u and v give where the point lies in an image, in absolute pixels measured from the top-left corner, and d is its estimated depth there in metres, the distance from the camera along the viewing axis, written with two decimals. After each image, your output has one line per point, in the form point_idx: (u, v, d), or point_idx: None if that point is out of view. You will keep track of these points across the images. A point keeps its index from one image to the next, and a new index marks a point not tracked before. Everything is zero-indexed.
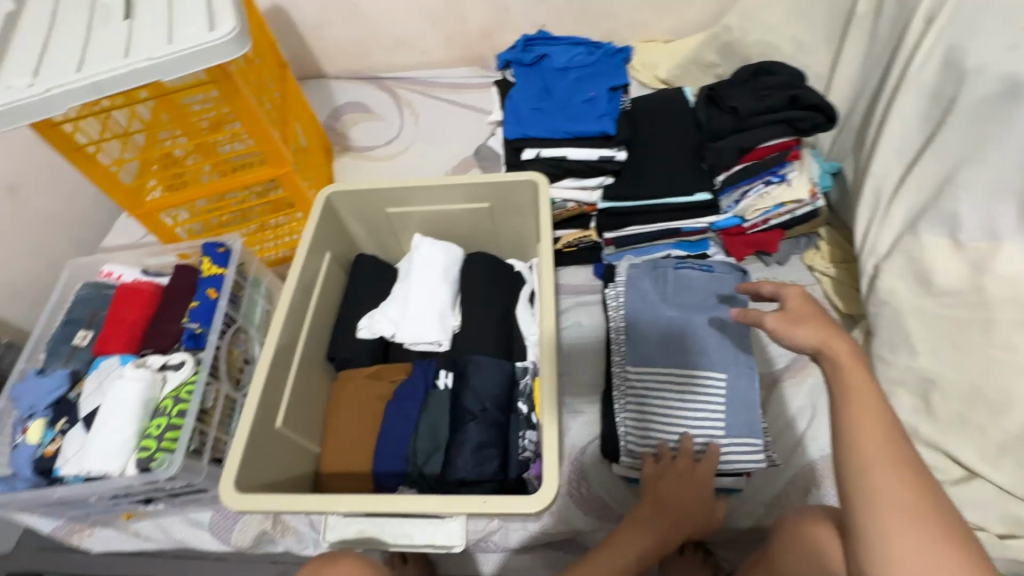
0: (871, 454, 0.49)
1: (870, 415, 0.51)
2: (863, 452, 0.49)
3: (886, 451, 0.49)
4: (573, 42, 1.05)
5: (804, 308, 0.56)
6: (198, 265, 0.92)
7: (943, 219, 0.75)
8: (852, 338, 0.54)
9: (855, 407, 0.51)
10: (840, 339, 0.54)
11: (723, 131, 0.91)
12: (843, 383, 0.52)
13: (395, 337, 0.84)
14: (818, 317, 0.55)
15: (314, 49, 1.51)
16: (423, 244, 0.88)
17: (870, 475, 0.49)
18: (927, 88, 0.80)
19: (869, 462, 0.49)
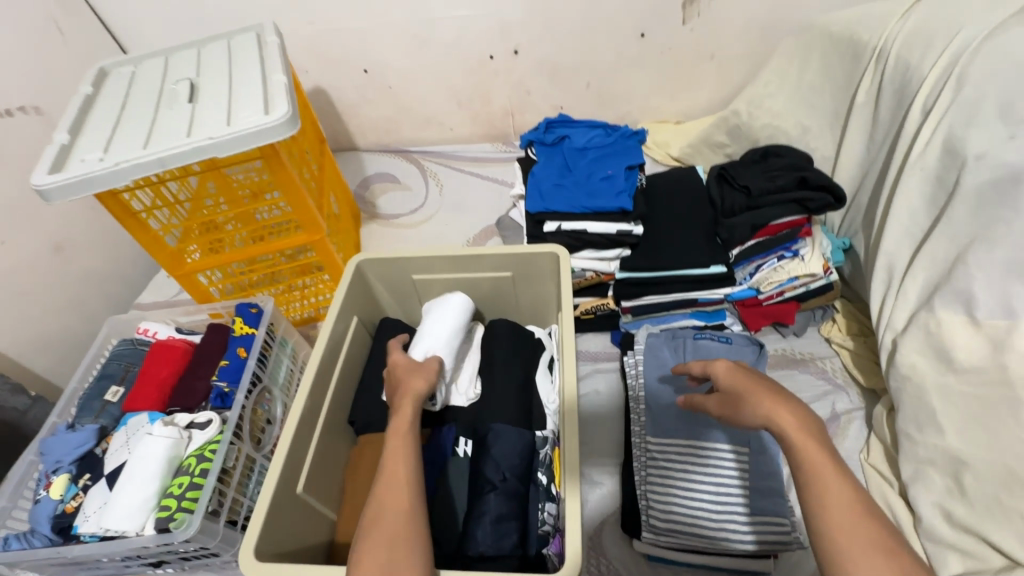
0: (833, 512, 0.51)
1: (828, 481, 0.53)
2: (832, 521, 0.51)
3: (846, 510, 0.51)
4: (591, 124, 1.14)
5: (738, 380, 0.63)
6: (230, 325, 0.96)
7: (958, 296, 0.76)
8: (796, 407, 0.58)
9: (812, 470, 0.54)
10: (783, 411, 0.57)
11: (737, 208, 0.96)
12: (797, 451, 0.55)
13: None
14: (759, 386, 0.60)
15: (350, 126, 1.64)
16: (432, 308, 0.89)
17: (835, 534, 0.51)
18: (930, 173, 0.84)
19: (839, 528, 0.50)
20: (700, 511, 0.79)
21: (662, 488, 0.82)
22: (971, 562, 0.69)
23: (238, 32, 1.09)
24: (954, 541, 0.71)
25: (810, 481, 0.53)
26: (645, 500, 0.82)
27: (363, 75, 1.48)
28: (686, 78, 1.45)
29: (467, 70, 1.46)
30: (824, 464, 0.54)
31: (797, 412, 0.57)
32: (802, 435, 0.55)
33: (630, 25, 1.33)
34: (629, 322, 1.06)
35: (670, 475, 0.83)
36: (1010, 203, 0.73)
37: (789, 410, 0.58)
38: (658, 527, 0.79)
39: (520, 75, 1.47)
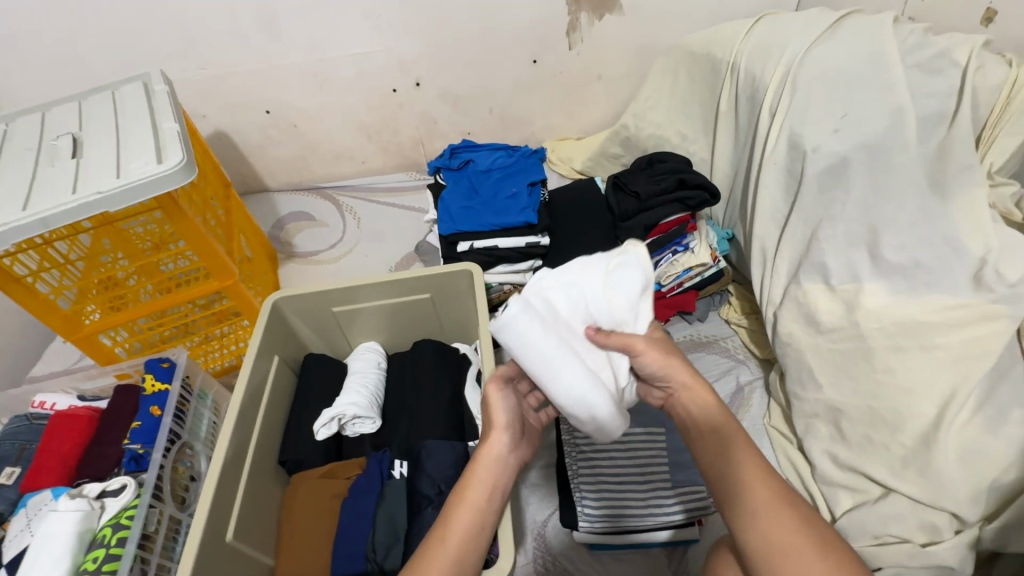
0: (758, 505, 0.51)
1: (748, 471, 0.54)
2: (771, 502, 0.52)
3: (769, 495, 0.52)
4: (494, 147, 1.21)
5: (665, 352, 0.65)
6: (140, 384, 0.91)
7: (816, 268, 0.89)
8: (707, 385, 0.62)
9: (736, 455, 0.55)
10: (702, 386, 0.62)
11: (630, 212, 1.05)
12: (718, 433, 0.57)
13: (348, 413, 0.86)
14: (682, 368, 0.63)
15: (257, 167, 1.62)
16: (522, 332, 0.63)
17: (763, 527, 0.50)
18: (782, 166, 0.97)
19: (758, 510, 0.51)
20: (631, 493, 0.86)
21: (593, 477, 0.87)
22: (858, 496, 0.80)
23: (123, 82, 1.06)
24: (842, 480, 0.81)
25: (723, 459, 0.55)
26: (579, 492, 0.85)
27: (266, 116, 1.47)
28: (579, 98, 1.56)
29: (372, 104, 1.49)
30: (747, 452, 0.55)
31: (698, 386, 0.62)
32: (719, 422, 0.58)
33: (521, 53, 1.43)
34: None
35: (599, 463, 0.88)
36: (845, 185, 0.88)
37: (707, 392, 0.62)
38: (593, 514, 0.83)
39: (425, 106, 1.52)
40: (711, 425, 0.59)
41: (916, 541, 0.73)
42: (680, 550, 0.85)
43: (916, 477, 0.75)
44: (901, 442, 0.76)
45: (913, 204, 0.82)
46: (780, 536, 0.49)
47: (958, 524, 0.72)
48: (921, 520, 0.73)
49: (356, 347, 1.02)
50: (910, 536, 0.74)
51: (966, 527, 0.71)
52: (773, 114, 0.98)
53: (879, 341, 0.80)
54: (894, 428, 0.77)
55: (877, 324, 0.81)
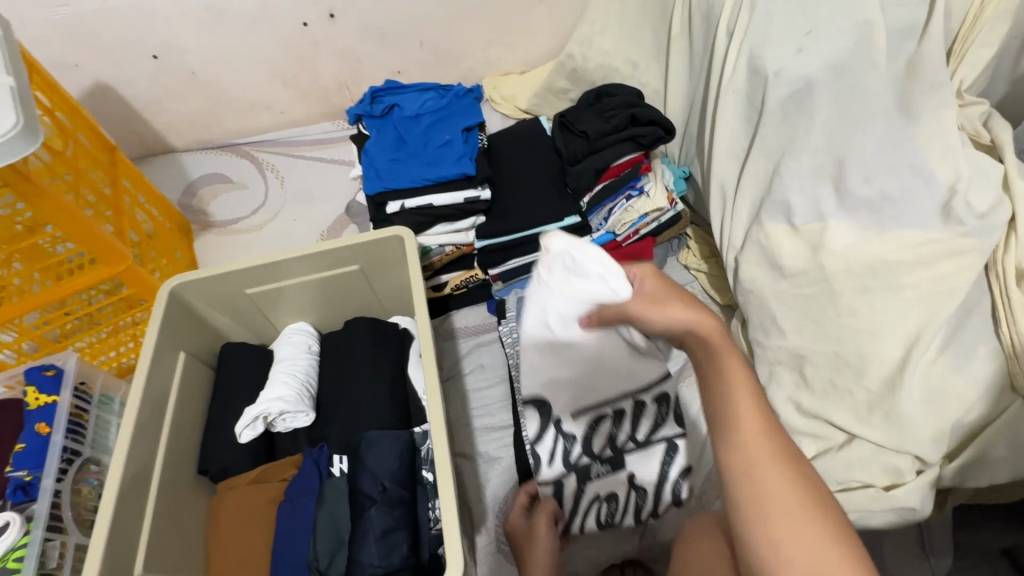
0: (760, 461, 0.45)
1: (750, 425, 0.47)
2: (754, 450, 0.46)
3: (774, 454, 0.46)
4: (423, 88, 1.05)
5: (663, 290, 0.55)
6: (22, 397, 0.79)
7: (778, 208, 0.82)
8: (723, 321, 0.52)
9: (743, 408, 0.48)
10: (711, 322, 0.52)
11: (579, 155, 0.94)
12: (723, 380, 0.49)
13: (268, 416, 0.76)
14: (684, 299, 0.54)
15: (154, 124, 1.39)
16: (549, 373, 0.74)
17: (758, 481, 0.45)
18: (742, 94, 0.87)
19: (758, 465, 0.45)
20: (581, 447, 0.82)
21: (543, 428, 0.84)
22: (820, 443, 0.77)
23: None
24: (805, 427, 0.78)
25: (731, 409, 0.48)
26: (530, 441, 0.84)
27: (152, 62, 1.24)
28: (520, 25, 1.39)
29: (280, 43, 1.28)
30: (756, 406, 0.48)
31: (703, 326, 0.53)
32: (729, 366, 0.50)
33: None
34: (501, 289, 1.02)
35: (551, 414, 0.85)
36: (809, 112, 0.78)
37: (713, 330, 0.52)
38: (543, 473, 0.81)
39: (343, 42, 1.32)
40: (716, 369, 0.50)
41: (879, 485, 0.73)
42: None
43: (880, 422, 0.72)
44: (865, 387, 0.73)
45: (880, 130, 0.74)
46: (776, 495, 0.44)
47: (919, 465, 0.71)
48: (885, 464, 0.72)
49: (282, 330, 0.90)
50: (873, 480, 0.73)
51: (927, 467, 0.71)
52: (731, 34, 0.87)
53: (844, 284, 0.75)
54: (858, 374, 0.74)
55: (842, 266, 0.76)
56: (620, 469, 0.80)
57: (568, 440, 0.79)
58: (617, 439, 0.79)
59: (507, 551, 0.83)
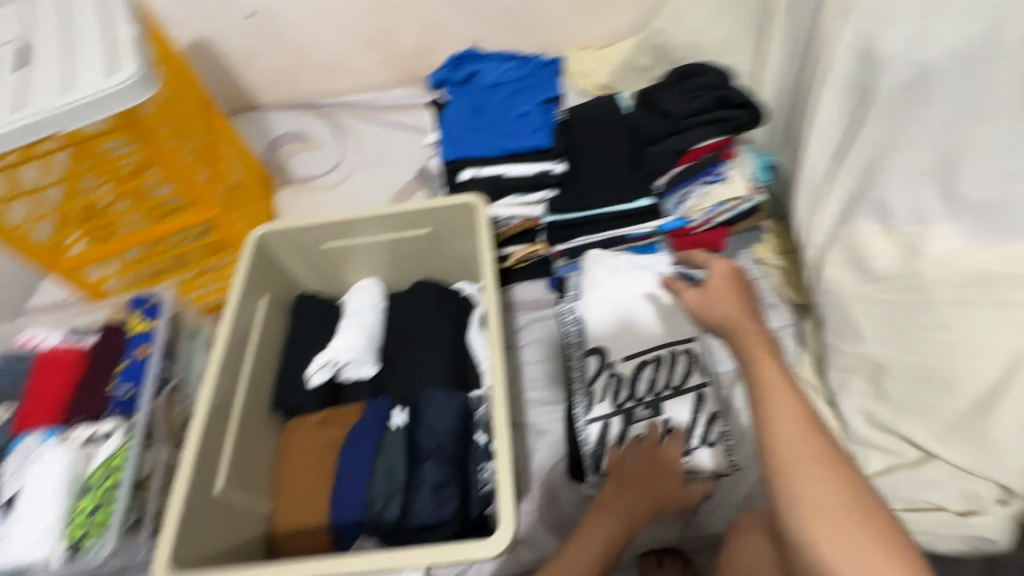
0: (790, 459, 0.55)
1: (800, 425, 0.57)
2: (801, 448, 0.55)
3: (809, 453, 0.55)
4: (504, 57, 1.04)
5: (724, 288, 0.77)
6: (125, 323, 0.87)
7: (873, 206, 0.76)
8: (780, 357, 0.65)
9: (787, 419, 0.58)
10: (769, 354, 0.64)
11: (659, 135, 0.92)
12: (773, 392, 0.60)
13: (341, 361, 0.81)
14: (738, 300, 0.75)
15: (245, 81, 1.47)
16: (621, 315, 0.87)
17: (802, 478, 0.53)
18: (846, 80, 0.81)
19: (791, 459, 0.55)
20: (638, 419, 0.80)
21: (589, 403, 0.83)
22: (890, 459, 0.73)
23: None
24: (874, 440, 0.74)
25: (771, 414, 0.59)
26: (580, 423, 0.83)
27: (248, 20, 1.30)
28: None
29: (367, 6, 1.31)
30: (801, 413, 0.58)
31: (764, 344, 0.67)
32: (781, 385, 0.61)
33: None
34: (565, 266, 0.99)
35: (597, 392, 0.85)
36: (921, 104, 0.72)
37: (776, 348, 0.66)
38: (594, 451, 0.80)
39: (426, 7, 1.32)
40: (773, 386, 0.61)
41: (953, 510, 0.68)
42: (692, 505, 0.81)
43: (962, 445, 0.67)
44: (950, 406, 0.68)
45: (1005, 129, 0.67)
46: (821, 493, 0.52)
47: (1003, 495, 0.66)
48: (962, 489, 0.67)
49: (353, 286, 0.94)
50: (947, 504, 0.68)
51: (1012, 498, 0.65)
52: (842, 14, 0.81)
53: (940, 293, 0.70)
54: (944, 392, 0.68)
55: (941, 274, 0.70)
56: (659, 415, 0.79)
57: (617, 382, 0.82)
58: (655, 386, 0.81)
59: (547, 519, 0.84)
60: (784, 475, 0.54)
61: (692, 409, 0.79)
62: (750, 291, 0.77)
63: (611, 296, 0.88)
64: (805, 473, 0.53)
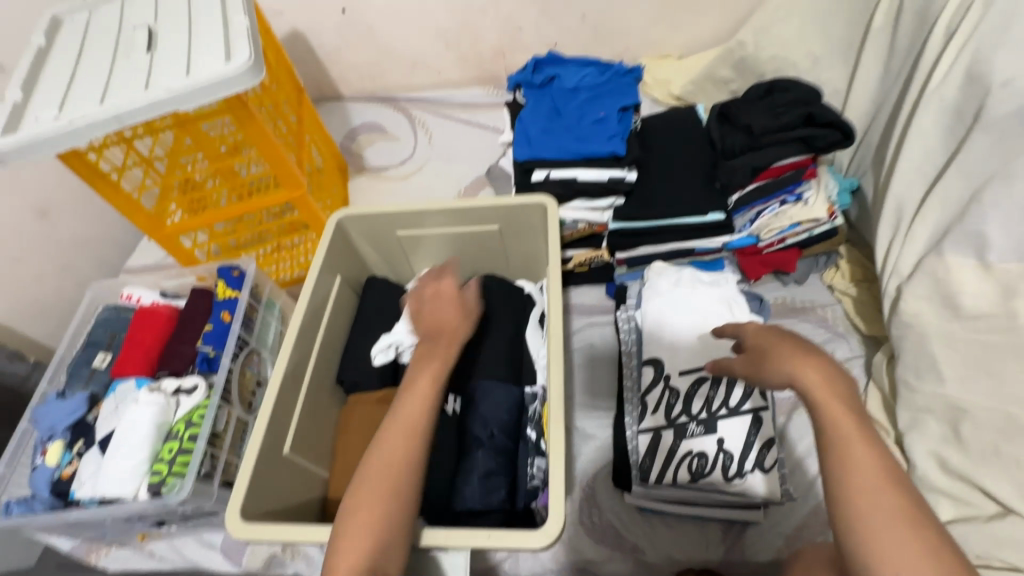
0: (408, 423, 0.61)
1: (867, 460, 0.49)
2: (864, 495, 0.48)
3: (888, 504, 0.47)
4: (583, 62, 1.06)
5: (769, 340, 0.61)
6: (213, 288, 0.94)
7: (969, 240, 0.72)
8: (828, 363, 0.55)
9: (858, 461, 0.49)
10: (809, 369, 0.54)
11: (737, 149, 0.90)
12: (835, 427, 0.51)
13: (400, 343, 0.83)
14: (794, 342, 0.58)
15: (332, 72, 1.55)
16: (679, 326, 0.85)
17: (874, 535, 0.46)
18: (949, 105, 0.77)
19: (871, 512, 0.47)
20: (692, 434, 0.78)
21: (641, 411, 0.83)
22: (964, 509, 0.68)
23: None
24: (948, 487, 0.70)
25: (841, 454, 0.50)
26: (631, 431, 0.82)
27: (341, 15, 1.38)
28: (690, 6, 1.33)
29: (452, 7, 1.35)
30: (870, 457, 0.49)
31: (823, 369, 0.55)
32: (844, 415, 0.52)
33: None
34: (624, 274, 1.03)
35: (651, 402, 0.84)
36: None
37: (828, 363, 0.55)
38: (643, 462, 0.78)
39: (509, 10, 1.36)
40: (829, 418, 0.52)
41: None
42: (738, 527, 0.79)
43: None
44: None
45: None
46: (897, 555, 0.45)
47: None
48: None
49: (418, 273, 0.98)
50: None
51: None
52: (951, 36, 0.77)
53: None
54: None
55: None
56: (713, 433, 0.77)
57: (672, 394, 0.81)
58: (711, 402, 0.79)
59: (588, 526, 0.82)
60: (857, 535, 0.47)
61: (748, 431, 0.77)
62: (796, 337, 0.59)
63: (671, 305, 0.87)
64: (888, 534, 0.46)
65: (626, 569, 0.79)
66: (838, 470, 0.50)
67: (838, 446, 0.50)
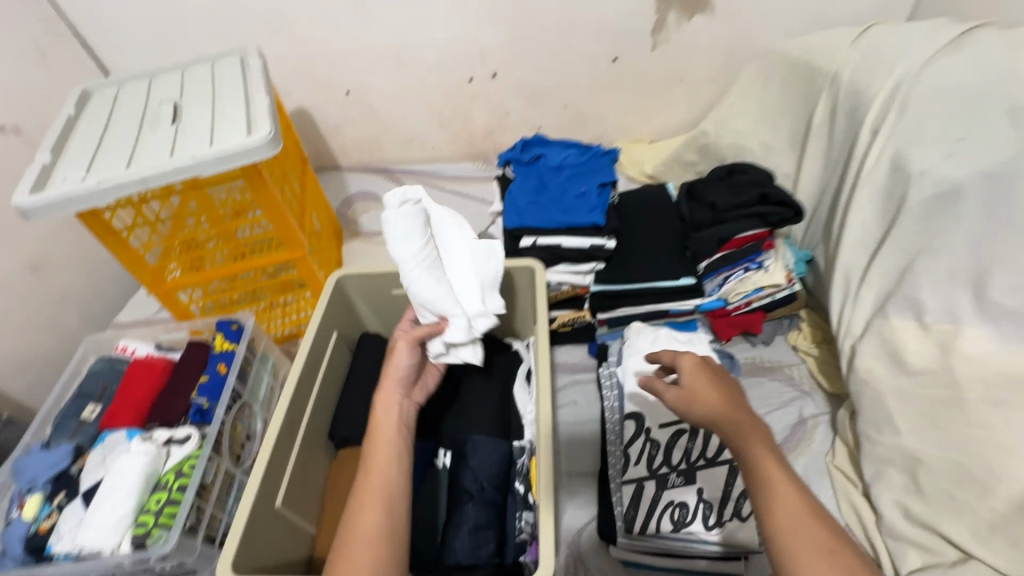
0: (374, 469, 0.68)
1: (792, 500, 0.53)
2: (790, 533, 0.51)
3: (813, 539, 0.51)
4: (566, 144, 1.19)
5: (700, 380, 0.64)
6: (210, 341, 0.97)
7: (908, 303, 0.81)
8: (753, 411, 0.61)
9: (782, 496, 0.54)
10: (738, 415, 0.60)
11: (704, 223, 1.00)
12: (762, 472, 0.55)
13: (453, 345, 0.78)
14: (730, 391, 0.63)
15: (332, 145, 1.67)
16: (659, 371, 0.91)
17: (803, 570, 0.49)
18: (880, 189, 0.89)
19: (802, 551, 0.50)
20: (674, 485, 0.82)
21: (623, 464, 0.86)
22: (928, 556, 0.72)
23: (222, 55, 1.12)
24: (913, 536, 0.74)
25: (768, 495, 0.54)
26: (615, 484, 0.85)
27: (345, 96, 1.52)
28: (658, 99, 1.51)
29: (448, 92, 1.51)
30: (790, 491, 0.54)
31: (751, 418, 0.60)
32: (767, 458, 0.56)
33: (603, 50, 1.40)
34: (605, 333, 1.10)
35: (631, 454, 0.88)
36: (950, 215, 0.80)
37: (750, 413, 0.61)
38: (629, 514, 0.80)
39: (498, 97, 1.52)
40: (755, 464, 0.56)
41: None
42: None
43: (1004, 547, 0.67)
44: (990, 505, 0.68)
45: None
46: None
47: None
48: None
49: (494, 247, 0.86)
50: None
51: None
52: (876, 132, 0.91)
53: (975, 391, 0.73)
54: (982, 489, 0.69)
55: (976, 372, 0.73)
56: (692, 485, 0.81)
57: (653, 446, 0.85)
58: (690, 454, 0.84)
59: None
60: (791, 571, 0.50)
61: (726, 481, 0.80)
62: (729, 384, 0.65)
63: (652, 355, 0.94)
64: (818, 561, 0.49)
65: None
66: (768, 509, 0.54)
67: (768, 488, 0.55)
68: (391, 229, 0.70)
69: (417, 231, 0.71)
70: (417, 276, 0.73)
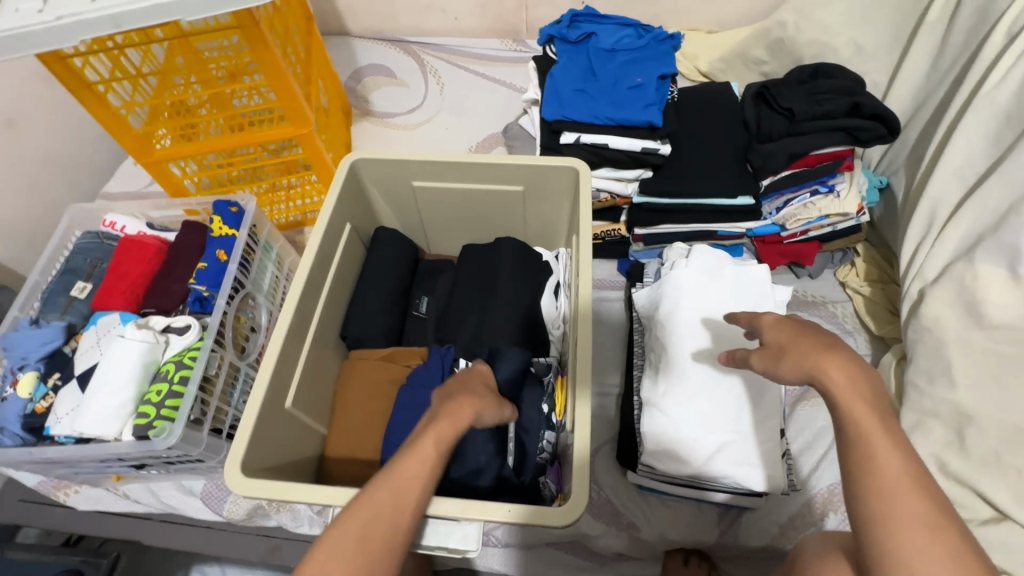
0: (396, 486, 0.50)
1: (889, 459, 0.44)
2: (878, 483, 0.44)
3: (912, 510, 0.42)
4: (622, 22, 0.99)
5: (782, 335, 0.54)
6: (207, 224, 0.87)
7: (1002, 250, 0.71)
8: (851, 358, 0.49)
9: (887, 506, 0.43)
10: (832, 366, 0.49)
11: (775, 133, 0.86)
12: (862, 455, 0.45)
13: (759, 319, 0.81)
14: (816, 335, 0.52)
15: (340, 5, 1.43)
16: (696, 300, 0.82)
17: (896, 534, 0.42)
18: (1000, 110, 0.75)
19: (897, 523, 0.42)
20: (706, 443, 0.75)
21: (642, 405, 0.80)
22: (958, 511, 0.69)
23: None
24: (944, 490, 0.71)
25: (869, 466, 0.44)
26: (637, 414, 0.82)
27: None
28: None
29: None
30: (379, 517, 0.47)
31: (843, 364, 0.49)
32: (901, 485, 0.43)
33: None
34: (639, 251, 1.02)
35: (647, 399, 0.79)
36: None
37: (842, 373, 0.48)
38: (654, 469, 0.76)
39: None
40: (850, 419, 0.47)
41: None
42: (734, 513, 0.81)
43: None
44: None
45: None
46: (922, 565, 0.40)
47: None
48: None
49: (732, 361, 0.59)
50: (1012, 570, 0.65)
51: None
52: (1013, 37, 0.75)
53: None
54: None
55: None
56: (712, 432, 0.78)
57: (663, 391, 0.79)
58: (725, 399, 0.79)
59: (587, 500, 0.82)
60: (869, 520, 0.43)
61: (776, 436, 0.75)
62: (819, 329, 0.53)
63: (689, 281, 0.83)
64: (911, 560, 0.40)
65: (620, 544, 0.80)
66: (878, 543, 0.42)
67: (881, 518, 0.42)
68: (660, 437, 0.75)
69: (670, 418, 0.76)
70: (681, 420, 0.75)
